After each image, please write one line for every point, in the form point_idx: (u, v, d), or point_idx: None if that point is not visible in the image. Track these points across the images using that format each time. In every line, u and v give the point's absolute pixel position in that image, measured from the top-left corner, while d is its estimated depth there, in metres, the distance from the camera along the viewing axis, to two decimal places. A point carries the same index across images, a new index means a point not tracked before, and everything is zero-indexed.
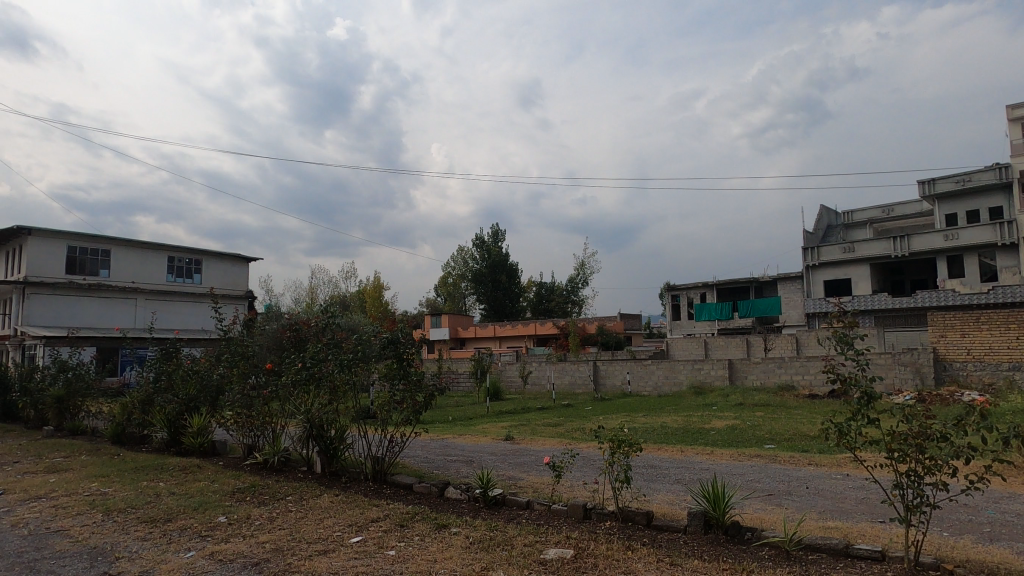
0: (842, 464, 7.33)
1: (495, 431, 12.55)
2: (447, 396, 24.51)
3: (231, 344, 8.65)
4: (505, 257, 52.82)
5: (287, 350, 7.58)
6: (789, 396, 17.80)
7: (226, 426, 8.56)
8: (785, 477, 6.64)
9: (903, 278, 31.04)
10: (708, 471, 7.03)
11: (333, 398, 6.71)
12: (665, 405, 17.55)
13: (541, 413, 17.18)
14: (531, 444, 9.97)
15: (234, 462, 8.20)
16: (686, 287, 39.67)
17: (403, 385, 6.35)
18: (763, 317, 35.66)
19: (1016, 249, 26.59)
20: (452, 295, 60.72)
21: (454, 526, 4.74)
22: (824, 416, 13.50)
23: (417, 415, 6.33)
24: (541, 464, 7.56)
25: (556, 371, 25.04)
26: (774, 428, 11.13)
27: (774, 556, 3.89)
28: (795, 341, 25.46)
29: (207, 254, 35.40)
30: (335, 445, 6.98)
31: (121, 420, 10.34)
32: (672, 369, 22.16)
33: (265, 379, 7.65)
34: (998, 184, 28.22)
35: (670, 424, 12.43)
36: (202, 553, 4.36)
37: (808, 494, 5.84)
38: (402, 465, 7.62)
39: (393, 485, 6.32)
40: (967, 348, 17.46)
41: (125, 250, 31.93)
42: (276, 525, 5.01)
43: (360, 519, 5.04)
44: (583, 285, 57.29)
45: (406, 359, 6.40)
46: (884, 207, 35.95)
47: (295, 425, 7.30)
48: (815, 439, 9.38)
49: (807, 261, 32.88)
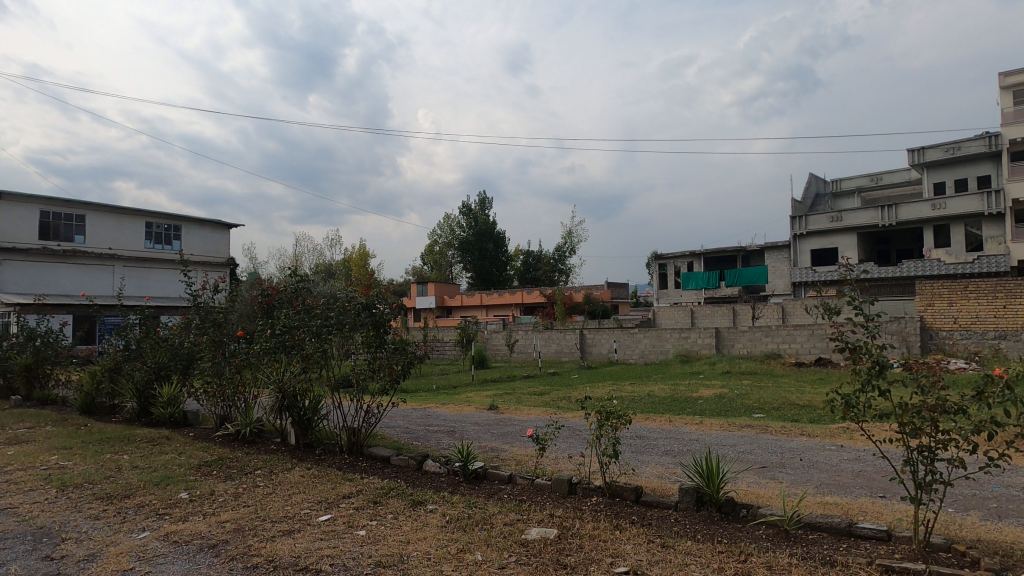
0: (834, 435, 7.40)
1: (481, 400, 12.64)
2: (432, 364, 24.62)
3: (203, 313, 8.48)
4: (493, 225, 52.48)
5: (261, 317, 7.45)
6: (777, 364, 18.02)
7: (197, 397, 8.48)
8: (778, 449, 6.72)
9: (888, 248, 31.28)
10: (697, 442, 7.09)
11: (305, 366, 6.63)
12: (651, 373, 17.75)
13: (526, 381, 17.31)
14: (516, 414, 10.03)
15: (206, 434, 8.12)
16: (673, 256, 39.78)
17: (381, 352, 6.27)
18: (749, 286, 35.88)
19: (1002, 219, 26.88)
20: (439, 263, 60.42)
21: (431, 503, 4.73)
22: (809, 384, 13.69)
23: (395, 384, 6.27)
24: (525, 436, 7.56)
25: (543, 340, 25.26)
26: (762, 396, 11.29)
27: (772, 536, 3.90)
28: (781, 310, 25.74)
29: (186, 220, 34.68)
30: (309, 416, 6.95)
31: (90, 390, 10.26)
32: (659, 338, 22.33)
33: (238, 347, 7.58)
34: (986, 153, 28.34)
35: (657, 393, 12.58)
36: (157, 534, 4.30)
37: (802, 467, 5.90)
38: (385, 437, 7.59)
39: (370, 457, 6.31)
40: (954, 317, 17.89)
41: (101, 215, 31.31)
42: (241, 502, 4.98)
43: (331, 495, 5.03)
44: (571, 254, 57.24)
45: (384, 326, 6.32)
46: (873, 175, 36.01)
47: (266, 396, 7.23)
48: (804, 409, 9.50)
49: (794, 230, 33.01)
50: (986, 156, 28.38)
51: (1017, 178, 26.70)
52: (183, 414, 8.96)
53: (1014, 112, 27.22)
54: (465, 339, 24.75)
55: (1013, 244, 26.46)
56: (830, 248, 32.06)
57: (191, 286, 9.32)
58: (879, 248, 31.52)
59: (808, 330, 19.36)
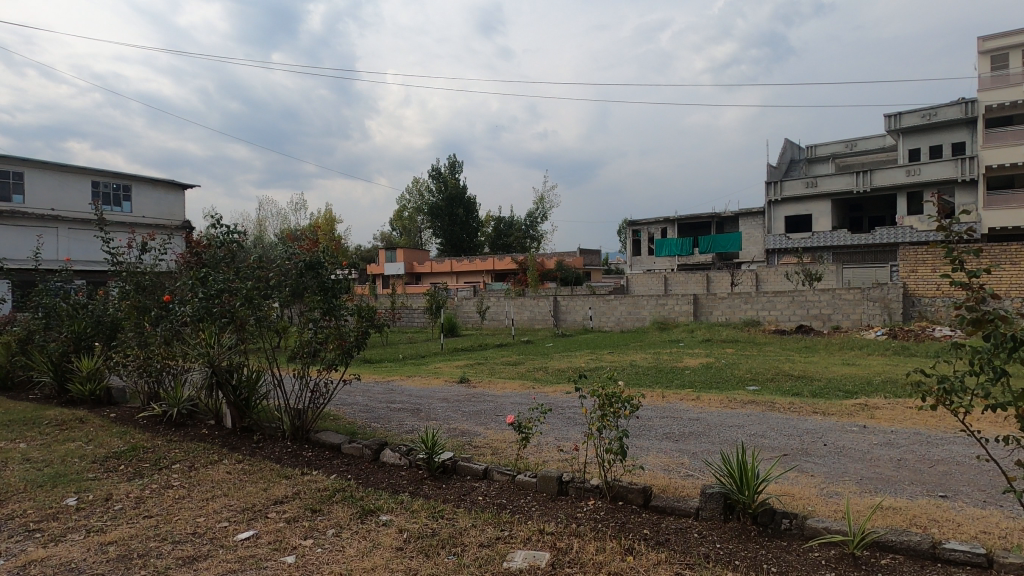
0: (852, 414, 7.24)
1: (451, 371, 12.53)
2: (400, 332, 24.44)
3: (127, 274, 8.02)
4: (463, 190, 51.66)
5: (188, 276, 6.89)
6: (757, 332, 18.27)
7: (118, 372, 8.08)
8: (792, 431, 6.55)
9: (861, 215, 31.85)
10: (700, 424, 6.93)
11: (241, 337, 6.20)
12: (629, 341, 17.85)
13: (498, 350, 17.26)
14: (489, 388, 9.95)
15: (127, 415, 7.80)
16: (647, 222, 39.99)
17: (329, 321, 6.00)
18: (722, 253, 36.26)
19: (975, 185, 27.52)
20: (409, 229, 59.59)
21: (384, 513, 4.40)
22: (790, 352, 13.87)
23: (349, 357, 6.05)
24: (503, 418, 7.40)
25: (516, 307, 25.31)
26: (750, 366, 11.46)
27: (835, 561, 3.41)
28: (756, 277, 26.17)
29: (137, 179, 33.21)
30: (247, 395, 6.70)
31: (6, 362, 9.88)
32: (635, 305, 22.39)
33: (163, 314, 7.05)
34: (963, 119, 28.83)
35: (641, 362, 12.69)
36: (10, 567, 3.80)
37: (830, 456, 5.62)
38: (342, 421, 7.27)
39: (315, 444, 6.06)
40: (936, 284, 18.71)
41: (41, 173, 29.95)
42: (141, 512, 4.60)
43: (260, 501, 4.73)
44: (543, 220, 57.14)
45: (333, 290, 6.03)
46: (847, 141, 36.44)
47: (194, 372, 6.86)
48: (799, 381, 9.61)
49: (769, 196, 33.34)
50: (963, 122, 28.85)
51: (990, 145, 27.27)
52: (107, 393, 8.62)
53: (992, 78, 27.71)
54: (435, 305, 24.36)
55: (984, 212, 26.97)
56: (804, 214, 32.46)
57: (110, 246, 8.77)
58: (852, 215, 32.14)
59: (786, 297, 19.61)
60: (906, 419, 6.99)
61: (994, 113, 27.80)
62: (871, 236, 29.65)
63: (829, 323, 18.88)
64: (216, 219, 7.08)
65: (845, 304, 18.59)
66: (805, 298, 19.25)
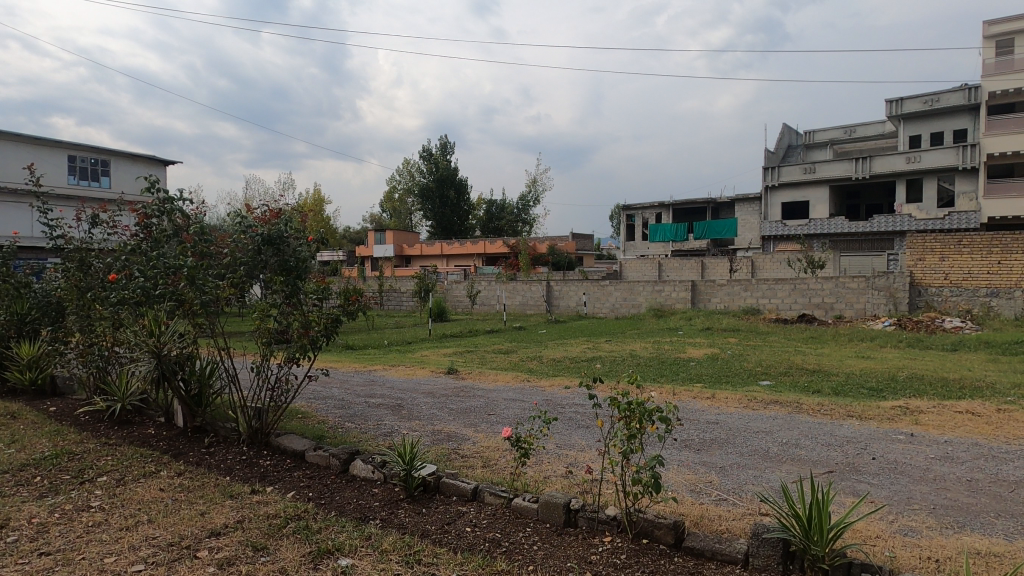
0: (894, 420, 6.75)
1: (438, 360, 12.34)
2: (388, 317, 24.27)
3: (71, 251, 7.77)
4: (455, 171, 51.12)
5: (136, 253, 6.35)
6: (758, 320, 18.27)
7: (64, 362, 7.68)
8: (830, 439, 5.98)
9: (858, 202, 31.93)
10: (722, 429, 6.41)
11: (192, 322, 5.68)
12: (624, 328, 17.87)
13: (490, 336, 17.16)
14: (479, 380, 9.80)
15: (67, 409, 7.54)
16: (640, 207, 39.90)
17: (289, 307, 5.58)
18: (716, 240, 36.36)
19: (975, 174, 27.52)
20: (399, 212, 59.21)
21: (346, 555, 3.69)
22: (795, 344, 13.74)
23: (306, 352, 5.49)
24: (497, 419, 7.08)
25: (508, 292, 25.26)
26: (758, 358, 11.37)
27: None
28: (751, 264, 26.10)
29: (115, 154, 32.63)
30: (197, 391, 6.37)
31: None
32: (631, 291, 22.30)
33: (105, 299, 6.56)
34: (965, 106, 28.80)
35: (641, 352, 12.59)
36: None
37: (886, 475, 4.95)
38: (314, 421, 7.00)
39: (276, 451, 5.58)
40: (945, 273, 18.45)
41: (15, 145, 29.33)
42: (37, 547, 3.82)
43: (193, 532, 4.00)
44: (535, 204, 56.92)
45: (298, 271, 5.68)
46: (846, 127, 36.36)
47: (140, 365, 6.39)
48: (814, 377, 9.47)
49: (766, 182, 33.25)
50: (965, 109, 28.90)
51: (992, 132, 27.26)
52: (52, 383, 8.41)
53: (996, 63, 27.67)
54: (424, 290, 24.14)
55: (984, 201, 27.14)
56: (801, 201, 32.37)
57: (49, 220, 8.46)
58: (849, 203, 32.21)
59: (786, 284, 19.58)
60: (958, 426, 6.51)
61: (997, 99, 27.77)
62: (869, 224, 29.76)
63: (832, 312, 18.90)
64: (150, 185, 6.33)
65: (848, 293, 18.59)
66: (807, 286, 19.23)
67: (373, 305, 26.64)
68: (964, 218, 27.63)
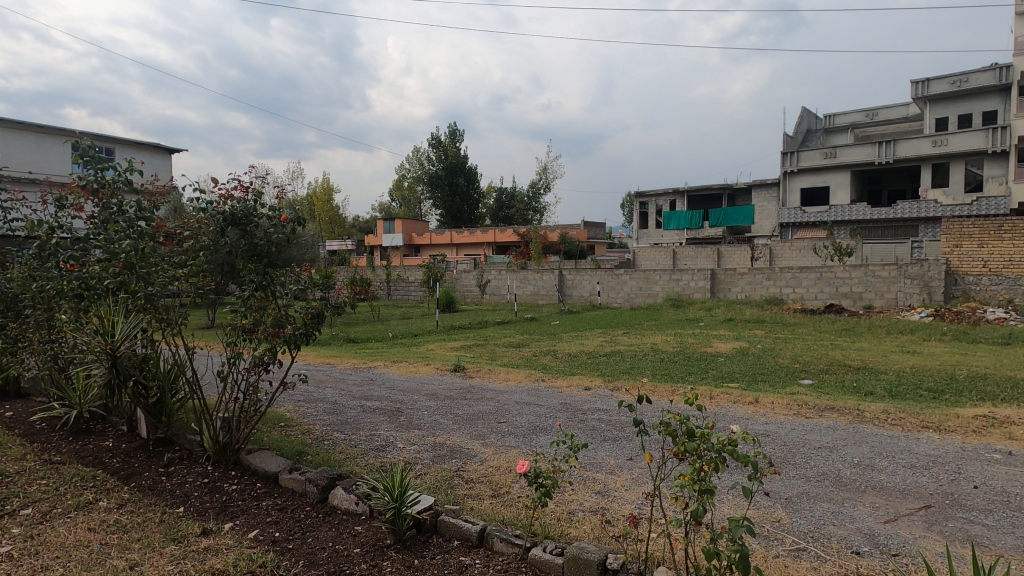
0: (985, 434, 6.43)
1: (444, 355, 12.24)
2: (395, 307, 24.25)
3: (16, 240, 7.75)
4: (462, 158, 50.85)
5: (90, 233, 6.12)
6: (782, 311, 18.03)
7: (22, 363, 7.63)
8: (914, 459, 5.73)
9: (880, 188, 31.44)
10: (779, 445, 6.17)
11: (143, 311, 5.39)
12: (640, 320, 17.70)
13: (501, 328, 17.12)
14: (488, 380, 9.66)
15: (23, 415, 7.47)
16: (655, 194, 39.49)
17: (261, 298, 5.16)
18: (733, 227, 36.03)
19: (1005, 157, 26.89)
20: (408, 201, 59.21)
21: None
22: (825, 337, 13.43)
23: (275, 345, 5.17)
24: (513, 430, 6.90)
25: (518, 281, 25.13)
26: (792, 353, 11.11)
27: None
28: (770, 252, 25.73)
29: (120, 143, 32.73)
30: (159, 398, 6.17)
31: None
32: (646, 281, 22.06)
33: (46, 284, 6.32)
34: (995, 86, 28.07)
35: (663, 347, 12.33)
36: None
37: (1002, 511, 4.54)
38: (296, 432, 6.86)
39: (250, 472, 5.37)
40: (984, 260, 17.97)
41: (16, 133, 29.36)
42: None
43: None
44: (546, 191, 56.57)
45: (269, 257, 5.31)
46: (868, 111, 35.80)
47: (94, 368, 6.16)
48: (861, 376, 9.25)
49: (784, 167, 32.78)
50: (996, 89, 28.25)
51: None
52: (14, 383, 8.36)
53: None
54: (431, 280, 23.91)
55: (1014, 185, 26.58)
56: (821, 186, 31.91)
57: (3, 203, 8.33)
58: (871, 188, 31.74)
59: (810, 273, 19.28)
60: None
61: None
62: (894, 210, 29.11)
63: (860, 302, 18.59)
64: (85, 153, 6.14)
65: (877, 282, 18.27)
66: (834, 275, 18.90)
67: (380, 295, 26.68)
68: (992, 203, 27.06)
